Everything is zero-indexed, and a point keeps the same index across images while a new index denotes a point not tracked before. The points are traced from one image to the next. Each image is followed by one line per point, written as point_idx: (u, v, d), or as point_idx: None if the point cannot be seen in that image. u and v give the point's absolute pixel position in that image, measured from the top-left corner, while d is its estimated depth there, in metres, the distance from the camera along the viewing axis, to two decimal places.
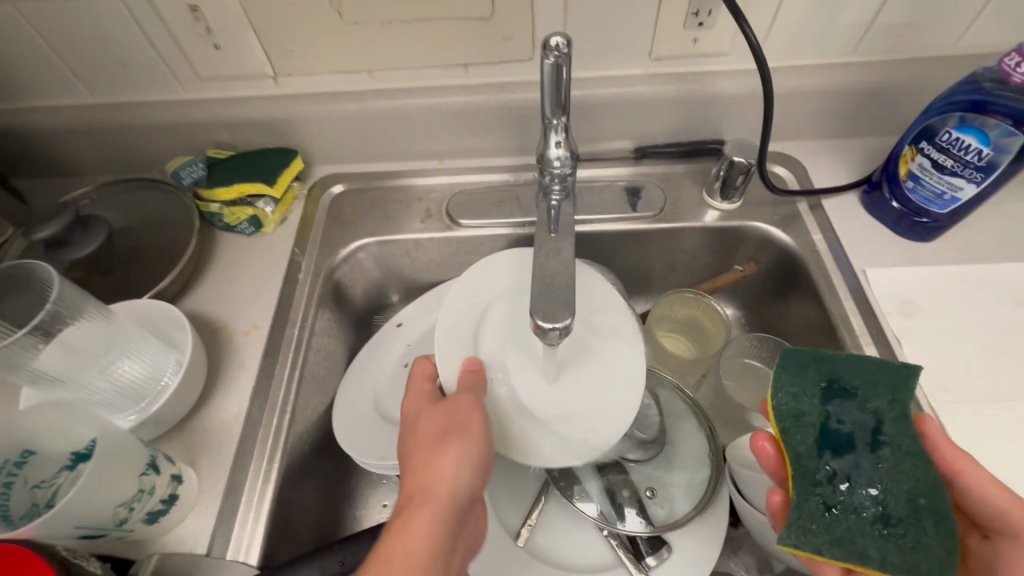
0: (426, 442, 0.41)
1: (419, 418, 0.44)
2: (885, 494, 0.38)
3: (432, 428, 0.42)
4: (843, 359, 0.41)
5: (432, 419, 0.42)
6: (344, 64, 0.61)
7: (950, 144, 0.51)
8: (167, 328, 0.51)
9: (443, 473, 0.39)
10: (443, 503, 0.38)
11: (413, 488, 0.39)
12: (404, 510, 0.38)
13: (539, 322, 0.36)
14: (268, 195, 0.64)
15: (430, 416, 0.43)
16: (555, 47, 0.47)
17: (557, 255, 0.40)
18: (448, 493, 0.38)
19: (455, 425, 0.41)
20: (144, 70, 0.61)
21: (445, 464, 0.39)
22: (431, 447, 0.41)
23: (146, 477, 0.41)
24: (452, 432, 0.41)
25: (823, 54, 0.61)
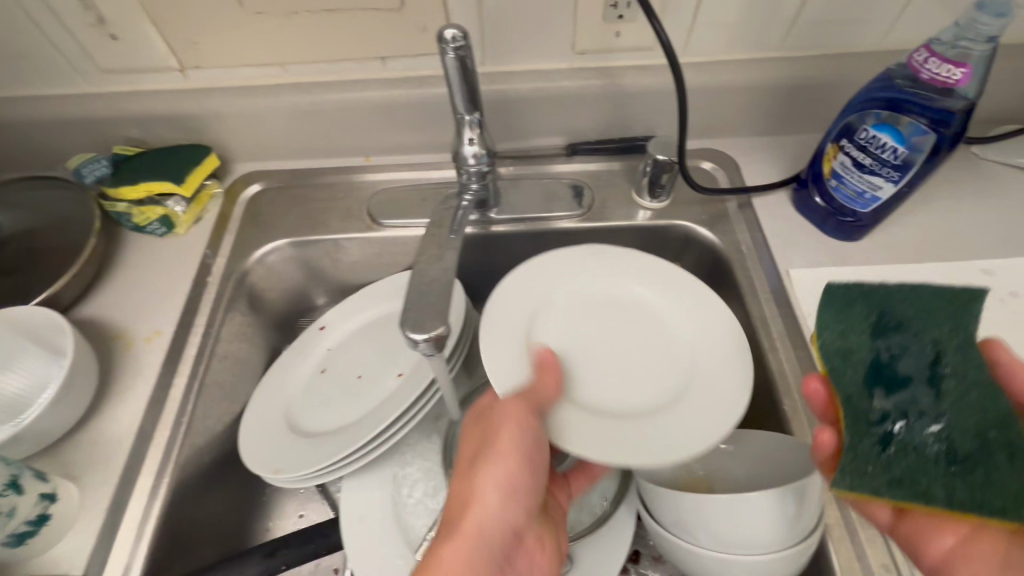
0: (470, 459, 0.40)
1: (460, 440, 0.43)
2: (950, 429, 0.33)
3: (477, 446, 0.40)
4: (895, 289, 0.37)
5: (468, 442, 0.41)
6: (252, 56, 0.58)
7: (868, 143, 0.50)
8: (51, 336, 0.49)
9: (477, 500, 0.37)
10: (473, 531, 0.36)
11: (452, 510, 0.38)
12: (436, 541, 0.37)
13: (407, 334, 0.34)
14: (178, 194, 0.61)
15: (480, 432, 0.41)
16: (451, 40, 0.45)
17: (440, 260, 0.39)
18: (480, 523, 0.36)
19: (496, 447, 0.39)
20: (39, 62, 0.58)
21: (480, 485, 0.38)
22: (472, 466, 0.39)
23: (4, 498, 0.39)
24: (489, 449, 0.39)
25: (749, 49, 0.60)
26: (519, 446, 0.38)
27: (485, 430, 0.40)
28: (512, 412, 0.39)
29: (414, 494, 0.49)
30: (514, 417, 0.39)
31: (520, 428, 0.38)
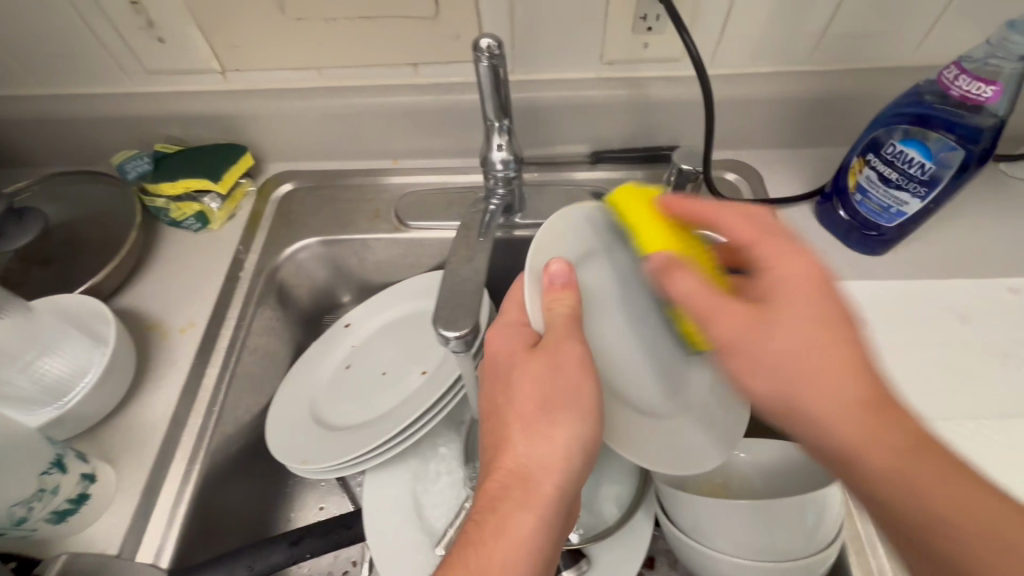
0: (529, 405, 0.38)
1: (514, 370, 0.39)
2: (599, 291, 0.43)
3: (535, 394, 0.38)
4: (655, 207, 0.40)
5: (532, 382, 0.38)
6: (290, 60, 0.60)
7: (895, 158, 0.50)
8: (93, 324, 0.51)
9: (556, 447, 0.36)
10: (557, 482, 0.36)
11: (523, 463, 0.37)
12: (507, 498, 0.36)
13: (442, 331, 0.35)
14: (214, 191, 0.63)
15: (534, 375, 0.38)
16: (486, 49, 0.46)
17: (472, 261, 0.40)
18: (563, 475, 0.36)
19: (558, 386, 0.37)
20: (89, 62, 0.61)
21: (556, 437, 0.36)
22: (536, 416, 0.37)
23: (49, 476, 0.40)
24: (558, 402, 0.37)
25: (775, 62, 0.61)
26: (596, 393, 0.37)
27: (547, 376, 0.38)
28: (576, 355, 0.38)
29: (435, 489, 0.50)
30: (580, 359, 0.38)
31: (583, 370, 0.37)
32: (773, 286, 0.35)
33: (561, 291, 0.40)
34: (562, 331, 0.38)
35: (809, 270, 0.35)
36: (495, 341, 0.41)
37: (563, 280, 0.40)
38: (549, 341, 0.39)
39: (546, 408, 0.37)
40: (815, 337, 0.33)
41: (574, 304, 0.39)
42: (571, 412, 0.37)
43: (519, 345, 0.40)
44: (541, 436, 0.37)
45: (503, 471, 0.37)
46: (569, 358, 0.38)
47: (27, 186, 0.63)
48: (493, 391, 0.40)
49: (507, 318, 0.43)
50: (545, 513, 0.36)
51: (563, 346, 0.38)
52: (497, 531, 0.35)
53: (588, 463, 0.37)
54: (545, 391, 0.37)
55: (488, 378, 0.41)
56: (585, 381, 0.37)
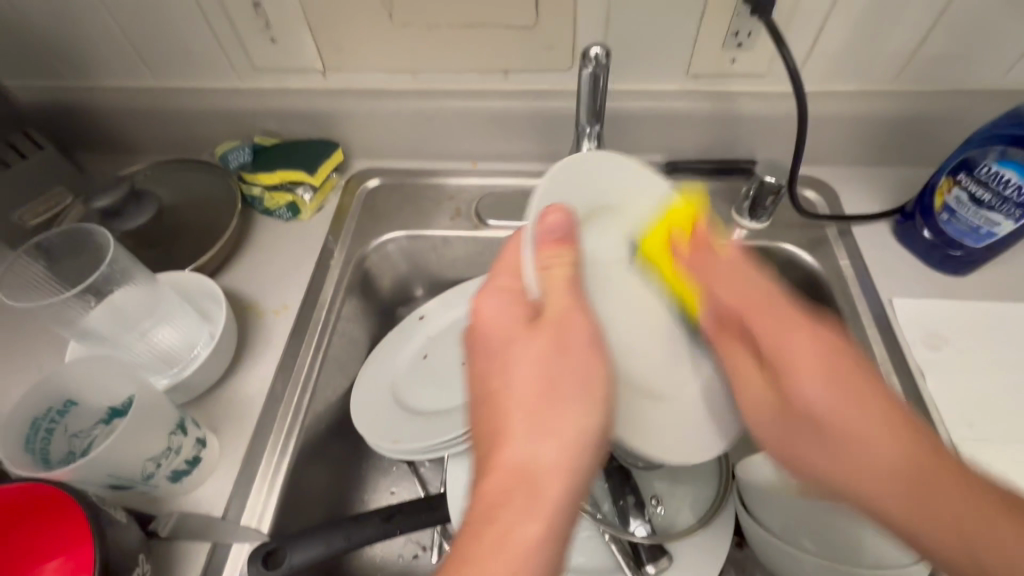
0: (527, 386, 0.36)
1: (511, 349, 0.38)
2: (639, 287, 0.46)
3: (535, 371, 0.36)
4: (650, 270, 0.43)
5: (529, 367, 0.37)
6: (391, 63, 0.64)
7: (989, 178, 0.51)
8: (203, 301, 0.54)
9: (562, 432, 0.35)
10: (567, 471, 0.34)
11: (527, 453, 0.34)
12: (509, 501, 0.33)
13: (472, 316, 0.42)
14: (308, 182, 0.66)
15: (535, 353, 0.37)
16: (593, 57, 0.48)
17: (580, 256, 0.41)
18: (571, 461, 0.34)
19: (566, 367, 0.36)
20: (204, 58, 0.65)
21: (563, 417, 0.35)
22: (533, 398, 0.36)
23: (174, 437, 0.43)
24: (564, 381, 0.36)
25: (861, 80, 0.62)
26: (600, 369, 0.37)
27: (546, 351, 0.37)
28: (581, 332, 0.37)
29: None
30: (586, 334, 0.37)
31: (591, 345, 0.37)
32: (784, 352, 0.40)
33: (556, 246, 0.38)
34: (562, 305, 0.38)
35: (818, 345, 0.40)
36: (484, 309, 0.39)
37: (559, 234, 0.39)
38: (551, 313, 0.38)
39: (546, 390, 0.36)
40: (838, 397, 0.39)
41: (566, 266, 0.38)
42: (576, 393, 0.36)
43: (516, 318, 0.39)
44: (545, 417, 0.35)
45: (503, 465, 0.34)
46: (574, 334, 0.37)
47: (141, 169, 0.67)
48: (484, 371, 0.39)
49: (498, 284, 0.40)
50: (557, 507, 0.33)
51: (563, 319, 0.37)
52: (503, 528, 0.32)
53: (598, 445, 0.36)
54: (543, 370, 0.36)
55: (480, 358, 0.39)
56: (584, 353, 0.37)
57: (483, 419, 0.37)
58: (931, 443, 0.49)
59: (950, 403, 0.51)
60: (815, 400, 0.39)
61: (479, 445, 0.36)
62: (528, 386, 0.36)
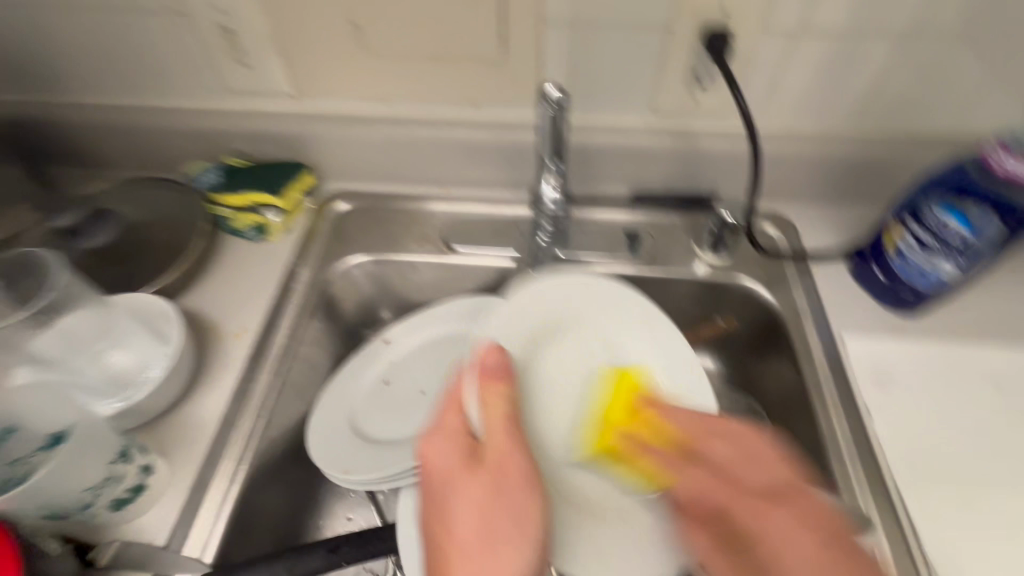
0: (469, 527, 0.36)
1: (450, 493, 0.38)
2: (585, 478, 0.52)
3: (473, 513, 0.37)
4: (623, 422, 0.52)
5: (467, 515, 0.37)
6: (362, 90, 0.65)
7: (935, 224, 0.52)
8: (158, 322, 0.53)
9: None
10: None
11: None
12: None
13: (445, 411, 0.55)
14: (276, 206, 0.67)
15: (475, 495, 0.37)
16: (552, 98, 0.49)
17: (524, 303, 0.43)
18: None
19: (502, 509, 0.37)
20: (176, 79, 0.66)
21: (501, 561, 0.35)
22: (473, 546, 0.36)
23: (116, 466, 0.43)
24: (501, 519, 0.37)
25: (819, 122, 0.63)
26: (537, 506, 0.38)
27: (487, 493, 0.38)
28: (520, 465, 0.39)
29: None
30: (522, 470, 0.39)
31: (529, 482, 0.38)
32: (744, 477, 0.43)
33: (495, 381, 0.42)
34: (502, 446, 0.40)
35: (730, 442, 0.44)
36: (427, 449, 0.40)
37: (496, 369, 0.43)
38: (492, 455, 0.39)
39: (485, 535, 0.36)
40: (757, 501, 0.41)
41: (503, 407, 0.41)
42: (516, 537, 0.36)
43: (456, 458, 0.39)
44: (488, 561, 0.35)
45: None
46: (512, 471, 0.38)
47: (103, 188, 0.67)
48: (429, 513, 0.39)
49: (441, 426, 0.42)
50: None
51: (504, 458, 0.39)
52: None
53: None
54: (482, 510, 0.37)
55: (425, 497, 0.40)
56: (524, 495, 0.38)
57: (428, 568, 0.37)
58: (875, 484, 0.50)
59: (895, 443, 0.52)
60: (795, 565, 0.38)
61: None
62: (468, 527, 0.37)
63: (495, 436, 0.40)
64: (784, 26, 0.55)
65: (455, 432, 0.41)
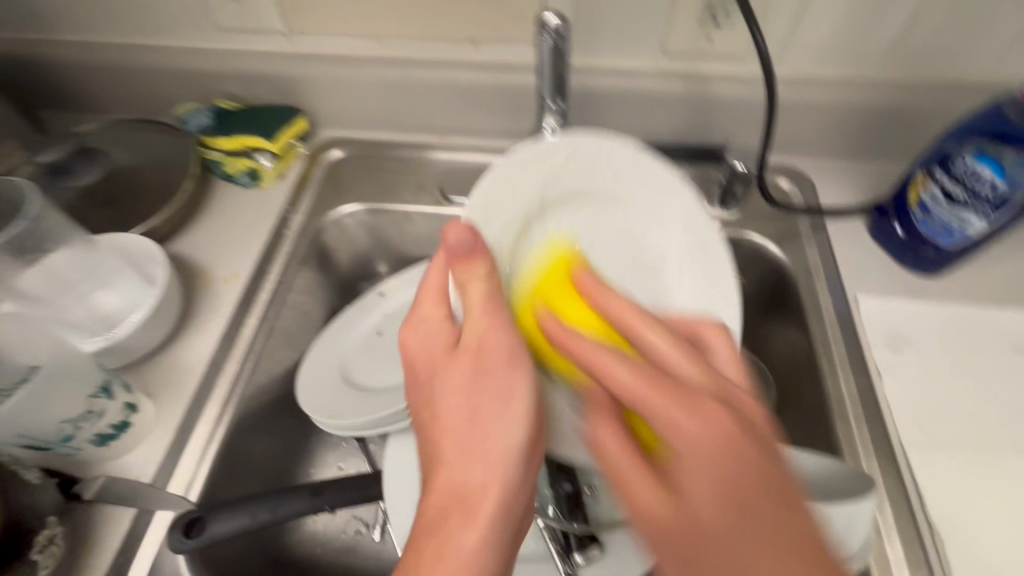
0: (452, 413, 0.36)
1: (437, 376, 0.38)
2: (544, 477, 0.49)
3: (458, 394, 0.36)
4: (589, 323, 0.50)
5: (455, 394, 0.36)
6: (355, 27, 0.61)
7: (964, 173, 0.48)
8: (143, 262, 0.52)
9: (496, 449, 0.35)
10: (499, 483, 0.34)
11: (459, 477, 0.34)
12: (445, 517, 0.33)
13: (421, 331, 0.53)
14: (268, 149, 0.65)
15: (458, 378, 0.37)
16: (551, 27, 0.46)
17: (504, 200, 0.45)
18: (500, 475, 0.34)
19: (488, 386, 0.36)
20: (163, 14, 0.63)
21: (490, 437, 0.35)
22: (461, 429, 0.36)
23: (97, 400, 0.42)
24: (487, 394, 0.36)
25: (844, 66, 0.59)
26: (523, 382, 0.36)
27: (467, 374, 0.37)
28: (500, 340, 0.37)
29: None
30: (504, 349, 0.37)
31: (512, 359, 0.37)
32: (676, 440, 0.26)
33: (468, 260, 0.40)
34: (477, 325, 0.38)
35: (697, 431, 0.26)
36: (409, 340, 0.40)
37: (468, 246, 0.40)
38: (468, 338, 0.38)
39: (473, 412, 0.36)
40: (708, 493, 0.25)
41: (478, 283, 0.39)
42: (503, 413, 0.36)
43: (440, 344, 0.39)
44: (475, 437, 0.35)
45: (440, 487, 0.34)
46: (494, 347, 0.37)
47: (93, 127, 0.64)
48: (419, 400, 0.39)
49: (423, 314, 0.41)
50: (492, 518, 0.33)
51: (480, 338, 0.38)
52: (443, 544, 0.32)
53: (529, 464, 0.36)
54: (468, 393, 0.36)
55: (412, 387, 0.40)
56: (505, 374, 0.36)
57: (420, 446, 0.38)
58: (880, 447, 0.48)
59: (905, 406, 0.49)
60: (678, 375, 0.30)
61: (421, 470, 0.37)
62: (456, 402, 0.36)
63: (471, 313, 0.39)
64: None
65: (434, 322, 0.40)
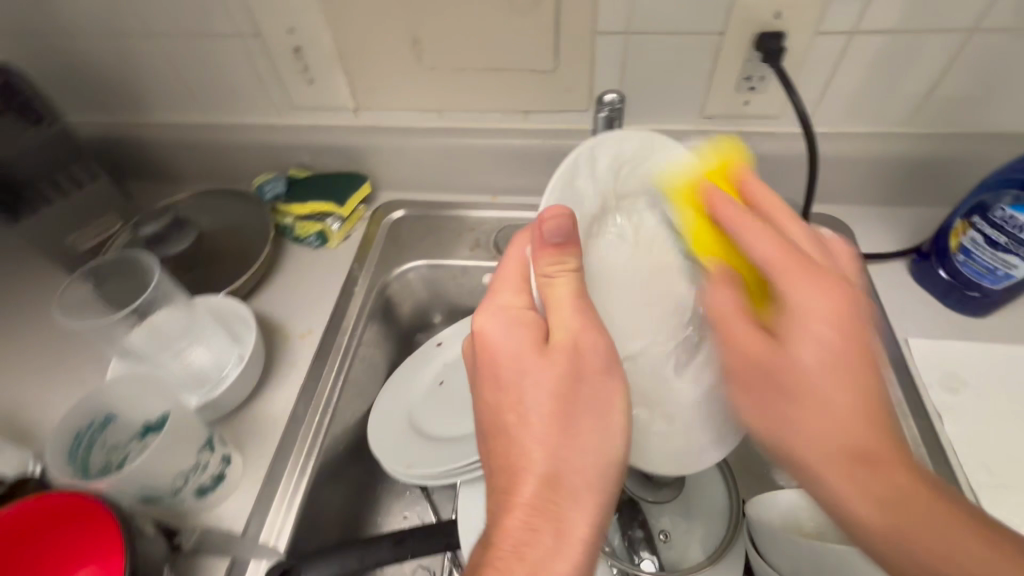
0: (540, 423, 0.35)
1: (525, 374, 0.36)
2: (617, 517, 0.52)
3: (545, 400, 0.36)
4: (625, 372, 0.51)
5: (545, 395, 0.36)
6: (418, 102, 0.68)
7: (1003, 221, 0.51)
8: (235, 324, 0.57)
9: (582, 452, 0.35)
10: (592, 510, 0.34)
11: (550, 494, 0.34)
12: (534, 532, 0.33)
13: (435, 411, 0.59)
14: (336, 213, 0.70)
15: (548, 382, 0.36)
16: (608, 102, 0.51)
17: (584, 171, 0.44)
18: (593, 498, 0.34)
19: (582, 396, 0.36)
20: (247, 97, 0.70)
21: (583, 450, 0.35)
22: (547, 435, 0.35)
23: (202, 454, 0.46)
24: (565, 424, 0.35)
25: (874, 122, 0.63)
26: (618, 397, 0.37)
27: (559, 379, 0.36)
28: (596, 353, 0.37)
29: None
30: (599, 359, 0.37)
31: (607, 373, 0.37)
32: (803, 377, 0.33)
33: (557, 252, 0.38)
34: (562, 333, 0.37)
35: (828, 301, 0.33)
36: (489, 333, 0.38)
37: (559, 238, 0.38)
38: (561, 342, 0.37)
39: (563, 418, 0.35)
40: (851, 401, 0.32)
41: (579, 295, 0.38)
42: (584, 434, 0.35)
43: (526, 345, 0.37)
44: (568, 451, 0.35)
45: (526, 498, 0.34)
46: (589, 359, 0.37)
47: (183, 199, 0.71)
48: (497, 402, 0.37)
49: (502, 305, 0.40)
50: (584, 543, 0.33)
51: (573, 352, 0.37)
52: (532, 569, 0.31)
53: (614, 482, 0.35)
54: (557, 409, 0.35)
55: (490, 386, 0.38)
56: (584, 402, 0.36)
57: (499, 452, 0.36)
58: (948, 490, 0.48)
59: (971, 448, 0.50)
60: (809, 362, 0.33)
61: (501, 479, 0.35)
62: (546, 400, 0.36)
63: (553, 321, 0.38)
64: (839, 28, 0.54)
65: (518, 325, 0.38)
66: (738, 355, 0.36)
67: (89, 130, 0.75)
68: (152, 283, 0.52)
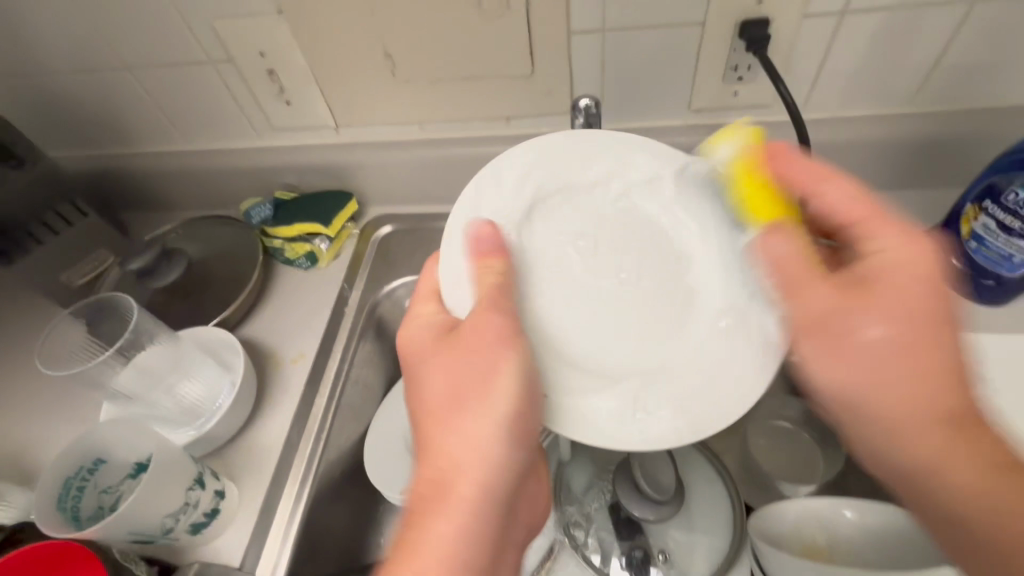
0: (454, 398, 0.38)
1: (425, 364, 0.40)
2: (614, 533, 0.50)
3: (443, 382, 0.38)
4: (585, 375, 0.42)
5: (441, 378, 0.38)
6: (397, 116, 0.66)
7: (1017, 205, 0.48)
8: (224, 353, 0.57)
9: (467, 430, 0.36)
10: (478, 473, 0.35)
11: (437, 462, 0.36)
12: (427, 503, 0.35)
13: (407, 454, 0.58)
14: (323, 233, 0.69)
15: (440, 367, 0.39)
16: (583, 108, 0.49)
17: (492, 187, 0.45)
18: (478, 463, 0.35)
19: (472, 369, 0.37)
20: (228, 122, 0.70)
21: (472, 421, 0.36)
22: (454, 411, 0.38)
23: (192, 492, 0.46)
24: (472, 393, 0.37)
25: (874, 104, 0.59)
26: (508, 363, 0.37)
27: (451, 362, 0.38)
28: (487, 326, 0.38)
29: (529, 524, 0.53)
30: (494, 329, 0.38)
31: (498, 342, 0.37)
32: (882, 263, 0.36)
33: (486, 257, 0.41)
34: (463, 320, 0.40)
35: (922, 286, 0.35)
36: (405, 335, 0.42)
37: (486, 245, 0.41)
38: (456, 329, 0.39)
39: (455, 396, 0.37)
40: (906, 392, 0.35)
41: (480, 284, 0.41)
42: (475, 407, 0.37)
43: (429, 339, 0.41)
44: (452, 419, 0.37)
45: (421, 474, 0.36)
46: (476, 330, 0.38)
47: (172, 230, 0.71)
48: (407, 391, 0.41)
49: (417, 312, 0.43)
50: (472, 502, 0.35)
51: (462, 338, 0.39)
52: (420, 530, 0.34)
53: (509, 452, 0.36)
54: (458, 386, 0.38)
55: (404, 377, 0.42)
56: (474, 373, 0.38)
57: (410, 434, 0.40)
58: None
59: None
60: (877, 333, 0.35)
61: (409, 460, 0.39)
62: (444, 385, 0.38)
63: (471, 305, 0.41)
64: (829, 8, 0.51)
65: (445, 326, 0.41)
66: (835, 378, 0.37)
67: (77, 164, 0.76)
68: (130, 323, 0.53)
